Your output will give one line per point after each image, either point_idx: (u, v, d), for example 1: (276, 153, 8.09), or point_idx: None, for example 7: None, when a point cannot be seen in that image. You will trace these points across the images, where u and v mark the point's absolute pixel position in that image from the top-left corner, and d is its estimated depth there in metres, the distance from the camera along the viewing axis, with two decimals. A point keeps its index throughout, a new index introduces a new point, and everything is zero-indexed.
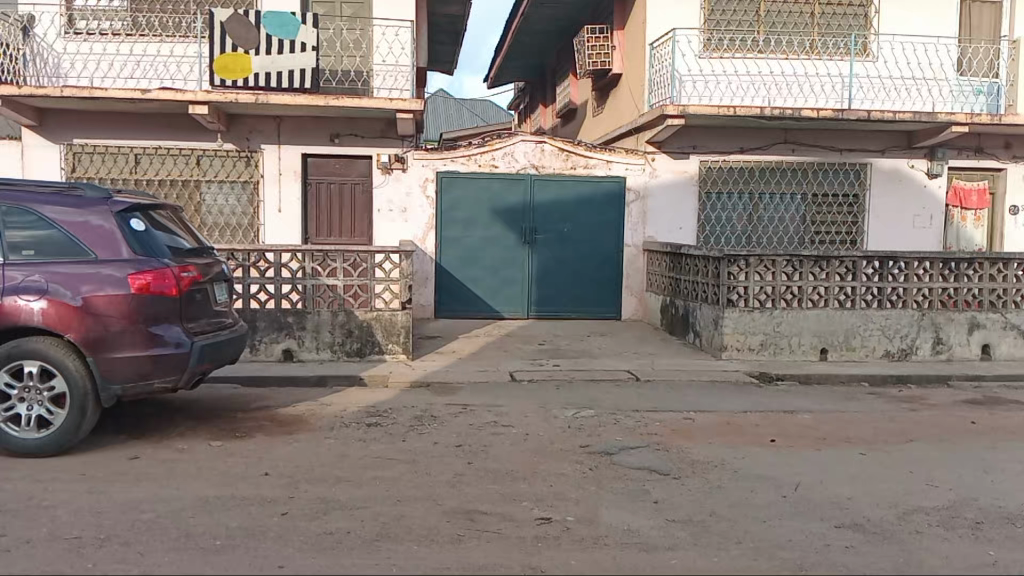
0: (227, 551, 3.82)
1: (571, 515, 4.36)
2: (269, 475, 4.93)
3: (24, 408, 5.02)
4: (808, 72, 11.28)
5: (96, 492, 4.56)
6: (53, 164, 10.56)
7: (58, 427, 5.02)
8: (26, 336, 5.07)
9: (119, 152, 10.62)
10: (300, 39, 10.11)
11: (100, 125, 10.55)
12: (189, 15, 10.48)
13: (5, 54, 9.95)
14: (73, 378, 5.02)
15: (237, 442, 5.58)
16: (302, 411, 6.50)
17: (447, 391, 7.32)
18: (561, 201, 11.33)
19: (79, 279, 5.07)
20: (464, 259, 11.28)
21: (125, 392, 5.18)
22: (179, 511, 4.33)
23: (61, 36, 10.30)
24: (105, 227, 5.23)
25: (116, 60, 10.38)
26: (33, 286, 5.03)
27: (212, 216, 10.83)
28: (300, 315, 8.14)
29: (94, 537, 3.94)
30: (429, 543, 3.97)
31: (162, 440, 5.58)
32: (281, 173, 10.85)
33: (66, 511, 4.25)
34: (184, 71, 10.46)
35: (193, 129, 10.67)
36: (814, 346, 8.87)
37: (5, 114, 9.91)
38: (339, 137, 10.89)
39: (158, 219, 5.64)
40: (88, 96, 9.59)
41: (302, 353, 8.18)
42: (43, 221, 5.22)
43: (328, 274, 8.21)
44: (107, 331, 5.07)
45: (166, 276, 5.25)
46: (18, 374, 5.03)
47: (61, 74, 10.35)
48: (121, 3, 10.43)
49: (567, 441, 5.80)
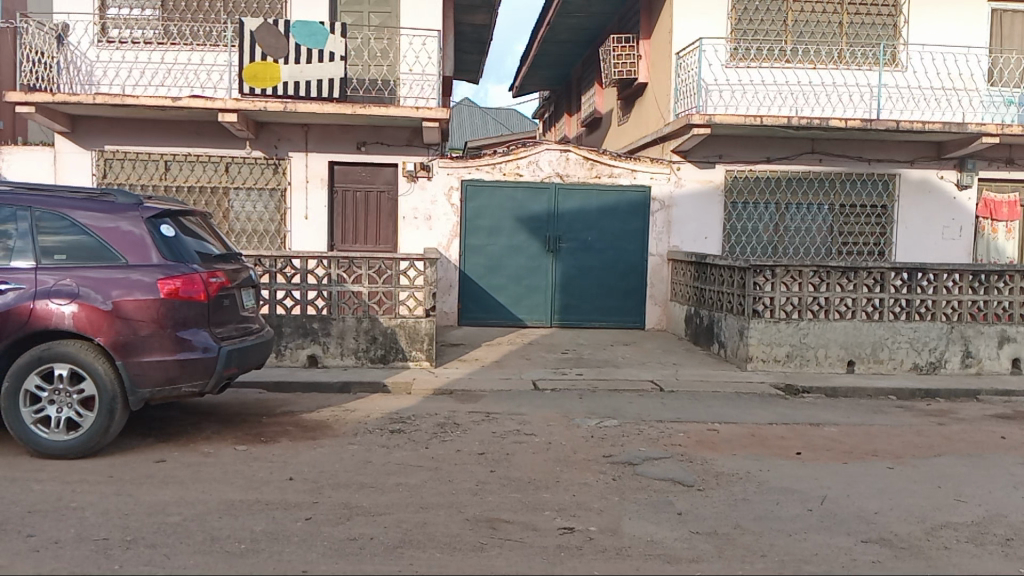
0: (252, 555, 3.85)
1: (594, 525, 4.34)
2: (293, 480, 4.97)
3: (53, 410, 5.10)
4: (836, 82, 11.18)
5: (123, 494, 4.61)
6: (85, 171, 10.73)
7: (87, 429, 5.09)
8: (57, 340, 5.16)
9: (149, 158, 10.78)
10: (329, 48, 10.24)
11: (131, 132, 10.72)
12: (220, 24, 10.62)
13: (41, 62, 10.14)
14: (101, 381, 5.08)
15: (262, 447, 5.62)
16: (327, 417, 6.53)
17: (469, 398, 7.33)
18: (585, 210, 11.33)
19: (109, 284, 5.15)
20: (488, 266, 11.31)
21: (152, 396, 5.24)
22: (204, 514, 4.37)
23: (94, 44, 10.48)
24: (135, 233, 5.31)
25: (148, 68, 10.55)
26: (65, 290, 5.11)
27: (240, 223, 10.95)
28: (325, 321, 8.19)
29: (121, 539, 3.99)
30: (452, 550, 3.97)
31: (189, 443, 5.64)
32: (307, 180, 10.96)
33: (94, 513, 4.30)
34: (214, 80, 10.63)
35: (223, 137, 10.81)
36: (841, 357, 8.77)
37: (39, 121, 10.12)
38: (365, 145, 10.98)
39: (188, 225, 5.72)
40: (120, 104, 9.74)
41: (327, 359, 8.22)
42: (74, 226, 5.31)
43: (353, 280, 8.25)
44: (136, 335, 5.14)
45: (195, 282, 5.31)
46: (48, 376, 5.10)
47: (93, 81, 10.52)
48: (153, 12, 10.59)
49: (590, 450, 5.78)
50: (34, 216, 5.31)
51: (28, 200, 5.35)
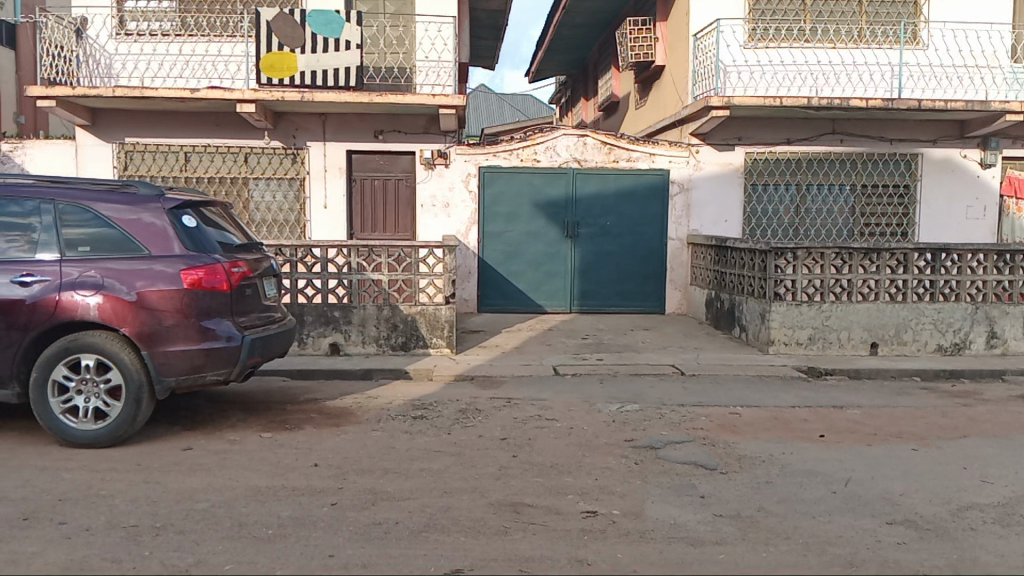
0: (278, 541, 3.89)
1: (617, 509, 4.36)
2: (318, 466, 5.01)
3: (81, 401, 5.18)
4: (856, 61, 11.04)
5: (152, 481, 4.68)
6: (108, 163, 10.83)
7: (115, 418, 5.17)
8: (83, 331, 5.22)
9: (169, 150, 10.85)
10: (345, 36, 10.28)
11: (152, 125, 10.80)
12: (236, 14, 10.64)
13: (60, 56, 10.22)
14: (128, 371, 5.15)
15: (285, 434, 5.68)
16: (349, 404, 6.58)
17: (491, 384, 7.36)
18: (603, 195, 11.29)
19: (133, 275, 5.21)
20: (507, 253, 11.30)
21: (178, 385, 5.30)
22: (232, 500, 4.43)
23: (111, 37, 10.53)
24: (157, 224, 5.36)
25: (166, 60, 10.61)
26: (89, 281, 5.17)
27: (260, 213, 11.02)
28: (346, 309, 8.23)
29: (150, 525, 4.05)
30: (476, 534, 4.00)
31: (215, 431, 5.71)
32: (326, 169, 10.99)
33: (122, 500, 4.37)
34: (231, 70, 10.66)
35: (242, 128, 10.87)
36: (863, 340, 8.71)
37: (59, 115, 10.18)
38: (383, 133, 11.00)
39: (209, 215, 5.78)
40: (139, 96, 9.80)
41: (348, 347, 8.26)
42: (97, 219, 5.36)
43: (373, 269, 8.26)
44: (160, 325, 5.20)
45: (217, 272, 5.36)
46: (75, 366, 5.17)
47: (112, 74, 10.58)
48: (170, 3, 10.64)
49: (612, 435, 5.79)
50: (58, 209, 5.37)
51: (52, 193, 5.41)
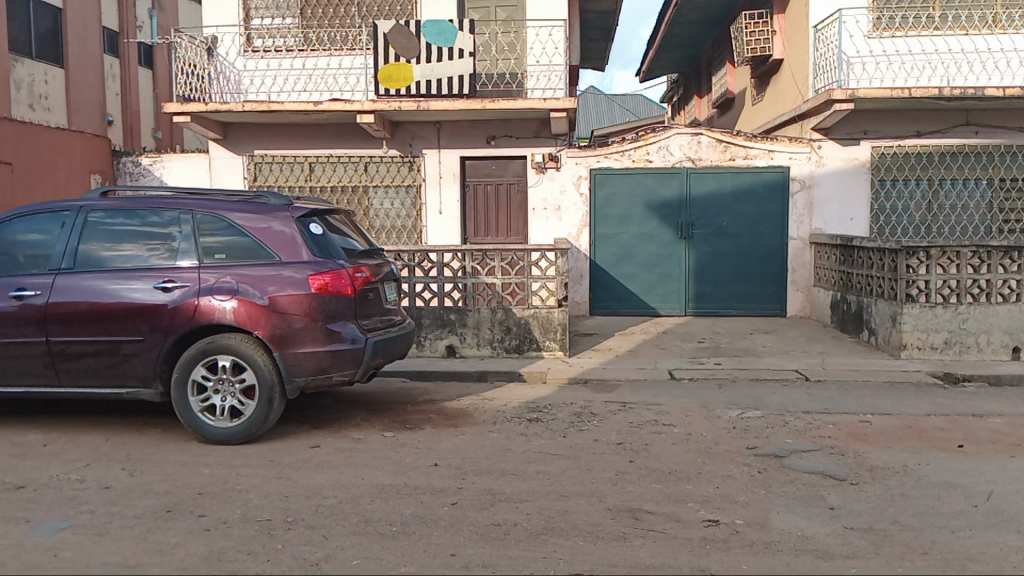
0: (402, 538, 4.01)
1: (739, 518, 4.24)
2: (438, 466, 5.13)
3: (219, 399, 5.51)
4: (991, 48, 10.33)
5: (283, 477, 4.93)
6: (237, 174, 11.43)
7: (249, 416, 5.47)
8: (220, 333, 5.54)
9: (295, 160, 11.39)
10: (458, 45, 10.44)
11: (278, 137, 11.38)
12: (355, 28, 11.06)
13: (195, 74, 10.91)
14: (260, 371, 5.43)
15: (407, 434, 5.85)
16: (466, 406, 6.70)
17: (605, 388, 7.32)
18: (718, 195, 11.03)
19: (265, 280, 5.50)
20: (620, 255, 11.22)
21: (306, 385, 5.55)
22: (358, 497, 4.60)
23: (241, 54, 11.17)
24: (286, 232, 5.65)
25: (290, 75, 11.15)
26: (225, 287, 5.49)
27: (379, 219, 11.37)
28: (461, 312, 8.39)
29: (283, 519, 4.27)
30: (594, 539, 3.99)
31: (340, 430, 5.94)
32: (441, 176, 11.26)
33: (257, 495, 4.62)
34: (351, 82, 11.11)
35: (361, 138, 11.28)
36: (1006, 344, 8.11)
37: (195, 129, 10.87)
38: (495, 138, 11.15)
39: (333, 223, 6.03)
40: (267, 110, 10.35)
41: (464, 350, 8.41)
42: (232, 228, 5.69)
43: (487, 273, 8.39)
44: (290, 328, 5.46)
45: (342, 276, 5.59)
46: (212, 367, 5.50)
47: (241, 89, 11.20)
48: (293, 20, 11.16)
49: (732, 441, 5.63)
50: (196, 219, 5.73)
51: (190, 203, 5.78)
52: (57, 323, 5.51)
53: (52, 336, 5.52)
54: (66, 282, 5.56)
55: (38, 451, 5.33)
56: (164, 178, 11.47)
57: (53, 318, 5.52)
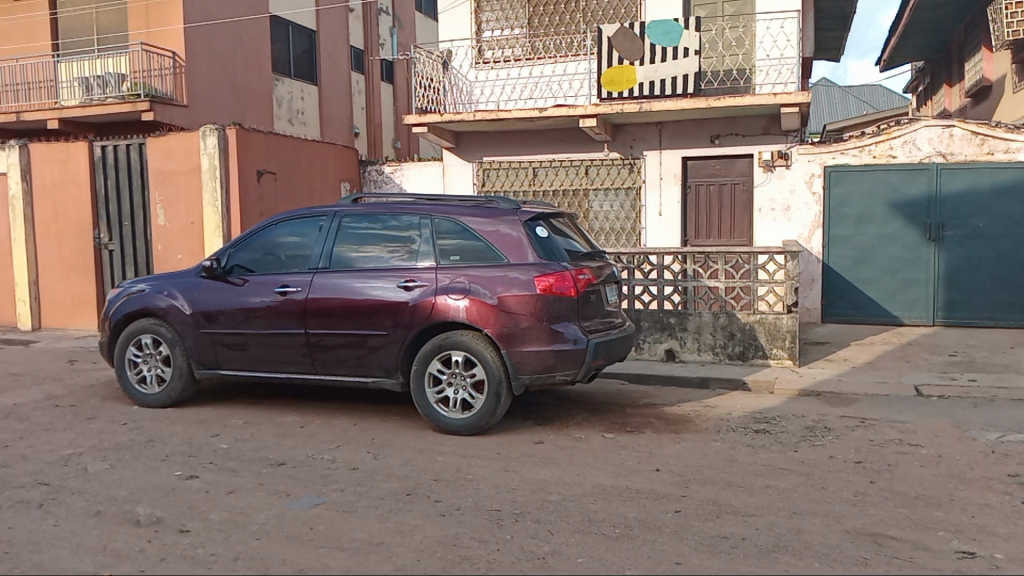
0: (626, 541, 4.02)
1: (1005, 555, 3.76)
2: (660, 471, 5.08)
3: (452, 392, 5.86)
4: None
5: (510, 470, 5.14)
6: (468, 180, 12.12)
7: (479, 409, 5.76)
8: (453, 330, 5.88)
9: (520, 166, 11.82)
10: (684, 44, 10.38)
11: (504, 143, 11.90)
12: (580, 34, 11.31)
13: (432, 87, 11.69)
14: (489, 367, 5.71)
15: (628, 437, 5.86)
16: (688, 412, 6.57)
17: (839, 402, 6.83)
18: (975, 191, 9.87)
19: (495, 281, 5.76)
20: (857, 259, 10.42)
21: (531, 383, 5.75)
22: (581, 495, 4.68)
23: (472, 66, 11.77)
24: (513, 235, 5.89)
25: (518, 83, 11.60)
26: (458, 287, 5.83)
27: (599, 222, 11.50)
28: (681, 316, 8.24)
29: (510, 511, 4.45)
30: (831, 562, 3.74)
31: (562, 428, 6.08)
32: (662, 177, 11.15)
33: (486, 485, 4.86)
34: (575, 88, 11.34)
35: (583, 141, 11.49)
36: None
37: (430, 139, 11.66)
38: (720, 137, 10.86)
39: (558, 226, 6.19)
40: (496, 118, 10.84)
41: (684, 354, 8.25)
42: (466, 231, 6.03)
43: (709, 276, 8.19)
44: (517, 327, 5.68)
45: (566, 278, 5.73)
46: (446, 362, 5.87)
47: (472, 100, 11.81)
48: (520, 30, 11.62)
49: (993, 469, 5.02)
50: (434, 223, 6.14)
51: (429, 209, 6.20)
52: (315, 317, 6.11)
53: (311, 328, 6.13)
54: (323, 281, 6.16)
55: (298, 432, 6.00)
56: (403, 184, 12.44)
57: (312, 312, 6.12)
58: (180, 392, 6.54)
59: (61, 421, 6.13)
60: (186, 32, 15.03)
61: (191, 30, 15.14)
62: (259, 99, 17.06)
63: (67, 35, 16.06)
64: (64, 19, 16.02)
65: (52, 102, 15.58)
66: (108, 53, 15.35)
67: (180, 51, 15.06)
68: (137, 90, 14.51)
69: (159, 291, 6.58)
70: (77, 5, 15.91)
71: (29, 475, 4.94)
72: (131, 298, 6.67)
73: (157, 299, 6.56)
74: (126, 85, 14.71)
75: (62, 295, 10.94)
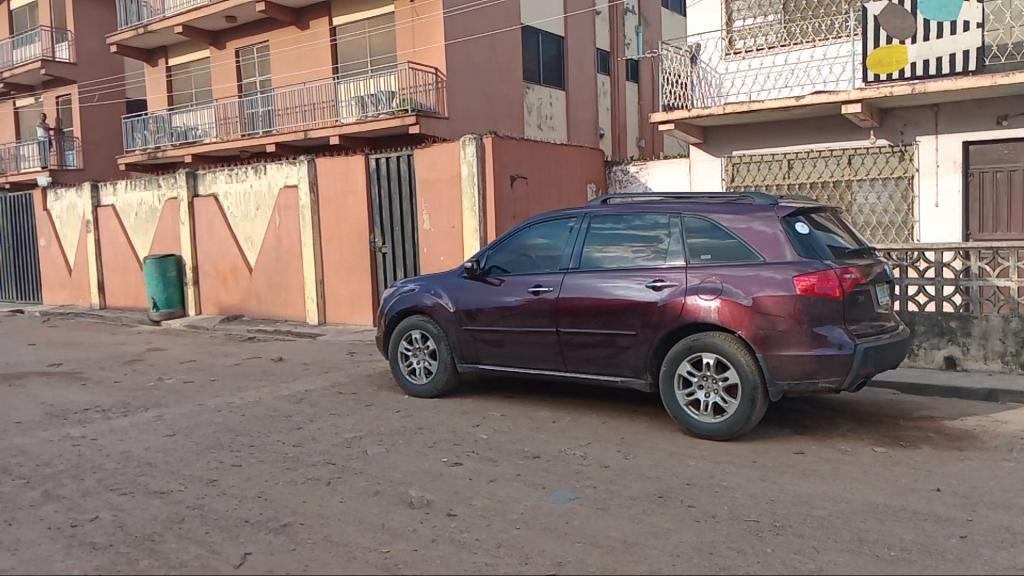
0: (904, 566, 3.66)
1: None
2: (943, 492, 4.55)
3: (703, 395, 5.69)
4: None
5: (767, 480, 4.90)
6: (717, 177, 11.77)
7: (732, 415, 5.55)
8: (704, 331, 5.72)
9: (774, 159, 11.27)
10: (963, 18, 9.36)
11: (756, 135, 11.38)
12: (841, 15, 10.57)
13: (680, 82, 11.55)
14: (744, 371, 5.48)
15: (902, 451, 5.33)
16: (974, 427, 5.83)
17: None
18: None
19: (749, 281, 5.53)
20: None
21: (790, 388, 5.46)
22: (849, 512, 4.34)
23: (723, 58, 11.46)
24: (769, 232, 5.62)
25: (772, 72, 11.07)
26: (710, 287, 5.66)
27: (864, 216, 10.60)
28: (964, 320, 7.33)
29: (769, 523, 4.24)
30: None
31: (824, 438, 5.68)
32: (938, 165, 10.08)
33: (742, 494, 4.68)
34: (836, 72, 10.60)
35: (846, 130, 10.63)
36: None
37: (679, 135, 11.61)
38: (1006, 119, 9.68)
39: (819, 221, 5.80)
40: (747, 109, 10.51)
41: (967, 363, 7.32)
42: (717, 229, 5.85)
43: (999, 274, 7.20)
44: (775, 329, 5.41)
45: (830, 278, 5.36)
46: (697, 363, 5.71)
47: (722, 93, 11.48)
48: (775, 17, 11.06)
49: None
50: (684, 222, 6.02)
51: (679, 207, 6.10)
52: (566, 316, 6.28)
53: (562, 327, 6.31)
54: (574, 281, 6.30)
55: (551, 427, 6.22)
56: (649, 183, 12.21)
57: (563, 311, 6.30)
58: (445, 384, 7.06)
59: (345, 406, 6.91)
60: (447, 49, 16.42)
61: (451, 47, 16.50)
62: (511, 107, 18.04)
63: (345, 57, 18.04)
64: (343, 44, 18.05)
65: (333, 120, 17.58)
66: (381, 73, 16.96)
67: (442, 68, 16.45)
68: (405, 106, 16.17)
69: (426, 290, 7.15)
70: (353, 31, 17.84)
71: (321, 453, 5.61)
72: (401, 296, 7.32)
73: (424, 297, 7.13)
74: (395, 101, 16.36)
75: (342, 293, 12.31)
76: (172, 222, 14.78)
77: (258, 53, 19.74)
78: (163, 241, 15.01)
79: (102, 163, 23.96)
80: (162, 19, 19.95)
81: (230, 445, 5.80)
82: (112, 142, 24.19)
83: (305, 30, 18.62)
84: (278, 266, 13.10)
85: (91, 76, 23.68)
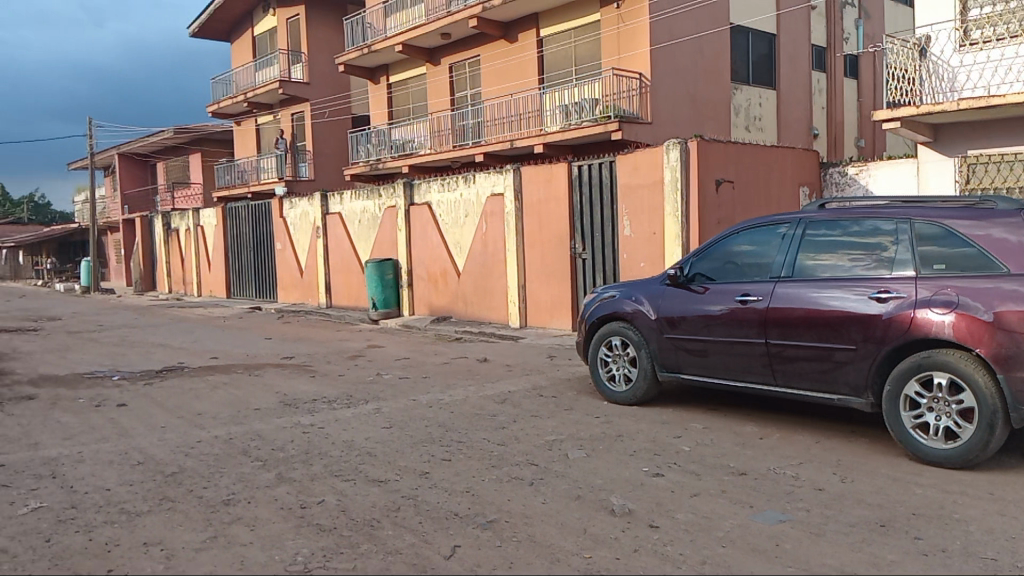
0: None
1: None
2: None
3: (932, 418, 5.18)
4: None
5: (1010, 516, 4.37)
6: (948, 178, 10.83)
7: (967, 442, 4.99)
8: (934, 348, 5.19)
9: (1010, 159, 10.36)
10: None
11: (994, 134, 10.54)
12: None
13: (906, 78, 10.76)
14: (982, 395, 4.91)
15: None
16: None
17: None
18: None
19: (989, 294, 4.95)
20: None
21: None
22: None
23: (956, 50, 10.57)
24: (1014, 240, 5.02)
25: (1015, 63, 10.06)
26: (943, 299, 5.13)
27: None
28: None
29: (1014, 565, 3.78)
30: None
31: None
32: None
33: (980, 529, 4.21)
34: None
35: None
36: None
37: (903, 134, 10.88)
38: None
39: None
40: (984, 105, 9.76)
41: None
42: (953, 236, 5.32)
43: None
44: (1020, 349, 4.80)
45: None
46: (926, 384, 5.20)
47: (955, 87, 10.52)
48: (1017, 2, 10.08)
49: None
50: (913, 228, 5.54)
51: (907, 213, 5.62)
52: (776, 327, 5.96)
53: (772, 339, 6.00)
54: (785, 290, 5.97)
55: (758, 442, 5.95)
56: (871, 186, 11.38)
57: (773, 322, 5.98)
58: (644, 392, 7.00)
59: (546, 409, 7.06)
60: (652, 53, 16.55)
61: (657, 51, 16.61)
62: (718, 110, 17.96)
63: (552, 69, 18.61)
64: (550, 55, 18.61)
65: (539, 129, 18.18)
66: (586, 81, 17.26)
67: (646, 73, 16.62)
68: (609, 112, 16.42)
69: (627, 297, 7.13)
70: (560, 41, 18.33)
71: (524, 454, 5.77)
72: (602, 303, 7.36)
73: (625, 304, 7.11)
74: (598, 108, 16.76)
75: (543, 298, 12.61)
76: (390, 229, 15.94)
77: (469, 67, 20.81)
78: (381, 246, 16.24)
79: (329, 174, 26.41)
80: (384, 40, 21.63)
81: (440, 440, 6.14)
82: (338, 154, 26.57)
83: (512, 43, 19.38)
84: (484, 271, 13.69)
85: (322, 93, 26.10)
